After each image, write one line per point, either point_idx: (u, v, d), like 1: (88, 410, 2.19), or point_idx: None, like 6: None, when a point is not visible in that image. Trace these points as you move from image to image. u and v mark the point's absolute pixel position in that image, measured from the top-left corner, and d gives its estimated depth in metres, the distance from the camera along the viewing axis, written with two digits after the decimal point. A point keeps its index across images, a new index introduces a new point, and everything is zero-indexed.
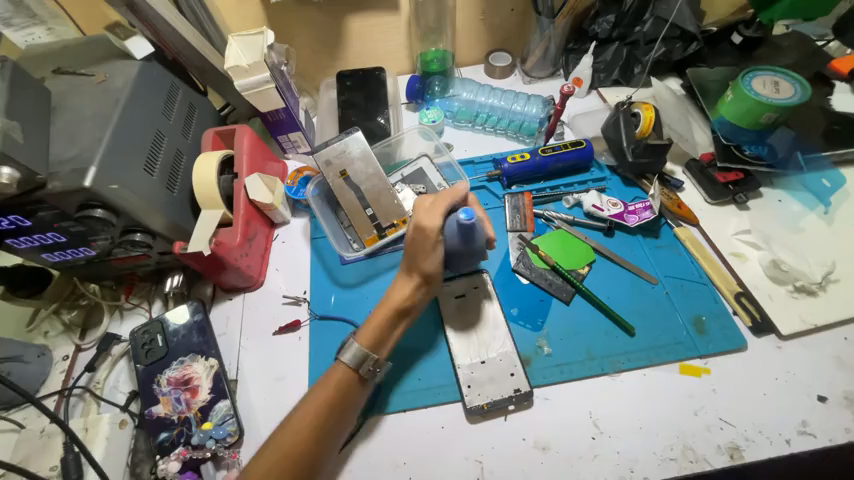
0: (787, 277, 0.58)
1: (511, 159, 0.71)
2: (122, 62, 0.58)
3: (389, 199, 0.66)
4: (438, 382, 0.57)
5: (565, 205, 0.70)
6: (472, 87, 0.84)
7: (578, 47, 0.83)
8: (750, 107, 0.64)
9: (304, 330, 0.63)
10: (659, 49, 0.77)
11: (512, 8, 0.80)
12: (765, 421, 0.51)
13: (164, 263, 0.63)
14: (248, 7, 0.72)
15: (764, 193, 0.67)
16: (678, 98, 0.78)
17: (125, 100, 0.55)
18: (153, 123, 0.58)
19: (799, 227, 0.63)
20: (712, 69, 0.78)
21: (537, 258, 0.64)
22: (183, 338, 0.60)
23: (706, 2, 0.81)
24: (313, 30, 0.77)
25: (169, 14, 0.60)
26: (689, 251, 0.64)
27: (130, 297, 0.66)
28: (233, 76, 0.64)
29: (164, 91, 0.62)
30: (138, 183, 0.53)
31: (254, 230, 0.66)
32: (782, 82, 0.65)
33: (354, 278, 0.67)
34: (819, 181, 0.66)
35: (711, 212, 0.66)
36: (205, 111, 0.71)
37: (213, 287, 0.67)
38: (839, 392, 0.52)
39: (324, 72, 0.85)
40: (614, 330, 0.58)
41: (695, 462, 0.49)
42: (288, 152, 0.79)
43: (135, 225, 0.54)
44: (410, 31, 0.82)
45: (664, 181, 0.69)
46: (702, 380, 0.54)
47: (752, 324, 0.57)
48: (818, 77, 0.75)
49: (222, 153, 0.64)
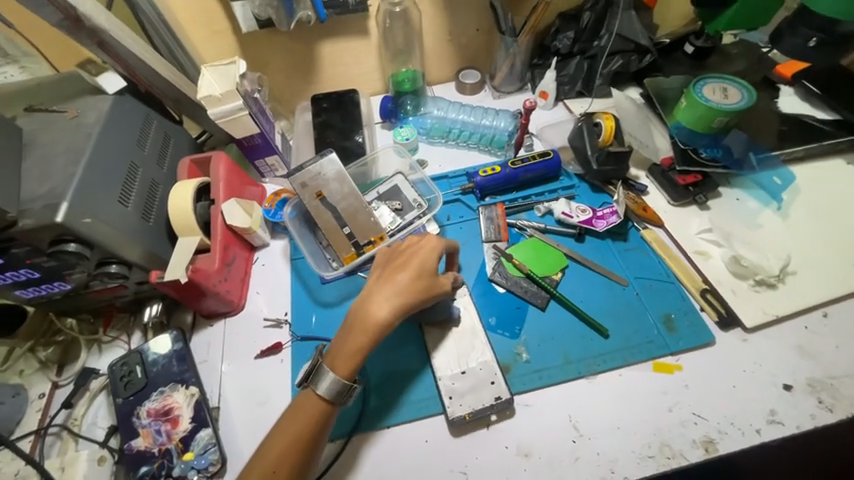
0: (747, 272, 0.61)
1: (483, 172, 0.73)
2: (94, 98, 0.60)
3: (365, 217, 0.67)
4: (422, 396, 0.57)
5: (537, 213, 0.73)
6: (443, 104, 0.88)
7: (543, 62, 0.87)
8: (702, 113, 0.68)
9: (286, 352, 0.63)
10: (617, 61, 0.81)
11: (476, 28, 0.84)
12: (736, 413, 0.52)
13: (142, 292, 0.63)
14: (220, 38, 0.74)
15: (722, 192, 0.71)
16: (638, 106, 0.81)
17: (97, 135, 0.56)
18: (127, 155, 0.59)
19: (756, 224, 0.67)
20: (669, 78, 0.82)
21: (512, 267, 0.66)
22: (163, 368, 0.60)
23: (659, 15, 0.87)
24: (285, 57, 0.79)
25: (140, 49, 0.61)
26: (657, 252, 0.66)
27: (108, 330, 0.66)
28: (206, 105, 0.65)
29: (138, 123, 0.63)
30: (112, 215, 0.53)
31: (233, 255, 0.67)
32: (730, 89, 0.69)
33: (334, 297, 0.67)
34: (771, 179, 0.70)
35: (674, 213, 0.69)
36: (181, 140, 0.72)
37: (193, 315, 0.67)
38: (803, 379, 0.54)
39: (299, 96, 0.87)
40: (588, 333, 0.60)
41: (672, 458, 0.50)
42: (265, 176, 0.81)
43: (110, 257, 0.55)
44: (381, 54, 0.84)
45: (629, 185, 0.72)
46: (674, 376, 0.56)
47: (718, 319, 0.59)
48: (765, 82, 0.80)
49: (198, 181, 0.65)
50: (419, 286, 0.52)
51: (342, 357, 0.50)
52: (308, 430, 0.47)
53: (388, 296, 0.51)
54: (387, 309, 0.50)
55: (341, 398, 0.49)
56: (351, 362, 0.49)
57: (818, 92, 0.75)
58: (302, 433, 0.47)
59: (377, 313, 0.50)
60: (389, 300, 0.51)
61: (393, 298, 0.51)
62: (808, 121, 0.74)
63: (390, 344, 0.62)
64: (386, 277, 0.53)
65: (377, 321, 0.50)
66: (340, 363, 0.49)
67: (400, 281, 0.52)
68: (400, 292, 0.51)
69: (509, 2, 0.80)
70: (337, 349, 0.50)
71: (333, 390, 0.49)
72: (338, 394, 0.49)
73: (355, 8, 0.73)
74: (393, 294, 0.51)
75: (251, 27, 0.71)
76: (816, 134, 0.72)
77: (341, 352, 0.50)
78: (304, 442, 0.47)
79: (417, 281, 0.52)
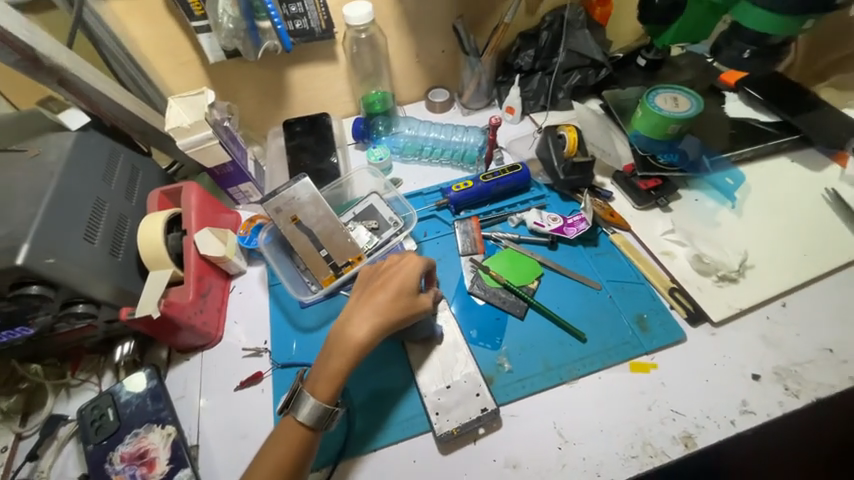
0: (710, 269, 0.64)
1: (456, 188, 0.75)
2: (56, 135, 0.59)
3: (342, 237, 0.67)
4: (408, 415, 0.57)
5: (510, 224, 0.75)
6: (414, 123, 0.90)
7: (507, 79, 0.91)
8: (656, 122, 0.73)
9: (266, 381, 0.62)
10: (576, 76, 0.86)
11: (442, 49, 0.87)
12: (711, 406, 0.54)
13: (113, 331, 0.61)
14: (187, 69, 0.74)
15: (682, 194, 0.75)
16: (599, 116, 0.85)
17: (60, 172, 0.55)
18: (93, 191, 0.58)
19: (715, 222, 0.71)
20: (626, 90, 0.87)
21: (489, 278, 0.68)
22: (137, 408, 0.57)
23: (611, 32, 0.93)
24: (255, 84, 0.80)
25: (103, 84, 0.61)
26: (625, 255, 0.69)
27: (77, 373, 0.63)
28: (175, 136, 0.65)
29: (104, 158, 0.62)
30: (77, 253, 0.52)
31: (209, 285, 0.65)
32: (680, 98, 0.74)
33: (314, 321, 0.67)
34: (724, 179, 0.75)
35: (639, 217, 0.72)
36: (151, 172, 0.71)
37: (168, 350, 0.65)
38: (769, 368, 0.57)
39: (271, 121, 0.88)
40: (566, 338, 0.62)
41: (655, 456, 0.51)
42: (239, 202, 0.80)
43: (77, 296, 0.53)
44: (351, 77, 0.86)
45: (595, 192, 0.76)
46: (651, 375, 0.58)
47: (687, 315, 0.62)
48: (712, 90, 0.86)
49: (168, 212, 0.64)
50: (398, 305, 0.52)
51: (322, 380, 0.49)
52: (290, 457, 0.47)
53: (367, 316, 0.51)
54: (366, 330, 0.51)
55: (323, 424, 0.49)
56: (331, 385, 0.49)
57: (761, 97, 0.80)
58: (283, 461, 0.46)
59: (356, 335, 0.50)
60: (368, 320, 0.51)
61: (372, 319, 0.51)
62: (753, 124, 0.79)
63: (374, 365, 0.61)
64: (365, 297, 0.53)
65: (356, 343, 0.50)
66: (321, 387, 0.49)
67: (379, 300, 0.52)
68: (379, 311, 0.52)
69: (471, 24, 0.84)
70: (317, 373, 0.50)
71: (314, 416, 0.48)
72: (319, 420, 0.48)
73: (322, 35, 0.74)
74: (372, 314, 0.51)
75: (219, 58, 0.71)
76: (761, 136, 0.78)
77: (321, 376, 0.50)
78: (285, 470, 0.46)
79: (396, 300, 0.53)
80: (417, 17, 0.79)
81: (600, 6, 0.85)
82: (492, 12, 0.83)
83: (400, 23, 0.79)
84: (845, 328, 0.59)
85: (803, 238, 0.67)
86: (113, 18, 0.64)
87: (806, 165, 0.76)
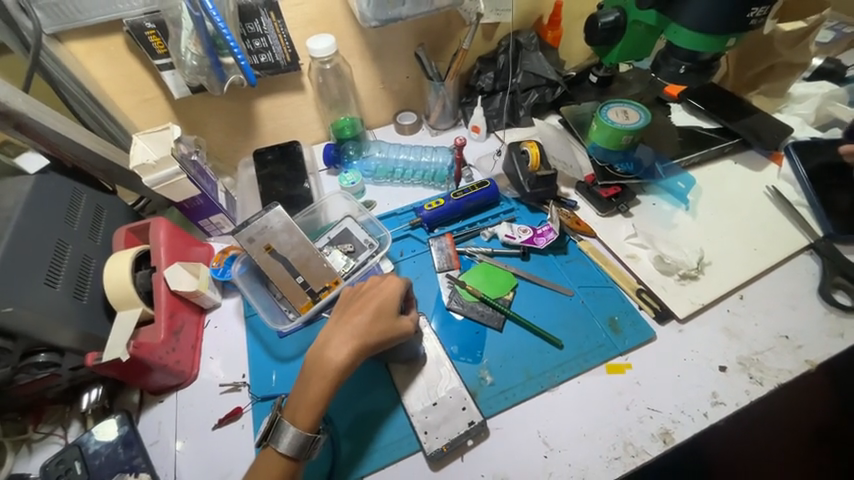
0: (672, 268, 0.68)
1: (429, 206, 0.76)
2: (14, 180, 0.57)
3: (318, 264, 0.67)
4: (395, 438, 0.56)
5: (484, 238, 0.77)
6: (384, 146, 0.92)
7: (471, 100, 0.95)
8: (610, 134, 0.77)
9: (246, 416, 0.60)
10: (534, 95, 0.91)
11: (406, 75, 0.90)
12: (685, 401, 0.57)
13: (79, 378, 0.58)
14: (153, 105, 0.74)
15: (641, 199, 0.79)
16: (559, 131, 0.90)
17: (18, 217, 0.53)
18: (54, 233, 0.56)
19: (673, 223, 0.75)
20: (581, 105, 0.93)
21: (466, 293, 0.69)
22: (107, 458, 0.54)
23: (563, 53, 1.01)
24: (223, 117, 0.81)
25: (62, 126, 0.60)
26: (594, 260, 0.72)
27: (40, 426, 0.60)
28: (141, 173, 0.64)
29: (65, 199, 0.61)
30: (36, 300, 0.50)
31: (181, 321, 0.64)
32: (629, 110, 0.79)
33: (294, 349, 0.66)
34: (677, 184, 0.80)
35: (603, 223, 0.76)
36: (116, 210, 0.70)
37: (140, 393, 0.62)
38: (734, 359, 0.60)
39: (241, 151, 0.88)
40: (545, 346, 0.63)
41: (636, 455, 0.53)
42: (212, 234, 0.80)
43: (39, 345, 0.51)
44: (319, 106, 0.88)
45: (561, 203, 0.79)
46: (626, 375, 0.60)
47: (656, 314, 0.65)
48: (658, 101, 0.93)
49: (136, 250, 0.62)
50: (377, 327, 0.52)
51: (303, 409, 0.48)
52: None
53: (345, 338, 0.51)
54: (345, 353, 0.50)
55: (304, 453, 0.48)
56: (312, 412, 0.48)
57: (701, 107, 0.87)
58: None
59: (335, 358, 0.49)
60: (346, 343, 0.50)
61: (351, 341, 0.51)
62: (698, 131, 0.86)
63: (358, 389, 0.61)
64: (344, 318, 0.53)
65: (334, 366, 0.49)
66: (301, 416, 0.48)
67: (357, 322, 0.52)
68: (358, 334, 0.51)
69: (431, 51, 0.88)
70: (297, 401, 0.49)
71: (295, 446, 0.47)
72: (301, 449, 0.47)
73: (287, 68, 0.76)
74: (351, 336, 0.51)
75: (184, 93, 0.72)
76: (707, 142, 0.84)
77: (301, 404, 0.48)
78: None
79: (375, 322, 0.53)
80: (380, 46, 0.82)
81: (550, 30, 0.91)
82: (450, 40, 0.88)
83: (364, 53, 0.82)
84: (796, 314, 0.63)
85: (752, 234, 0.72)
86: (73, 60, 0.64)
87: (748, 166, 0.82)
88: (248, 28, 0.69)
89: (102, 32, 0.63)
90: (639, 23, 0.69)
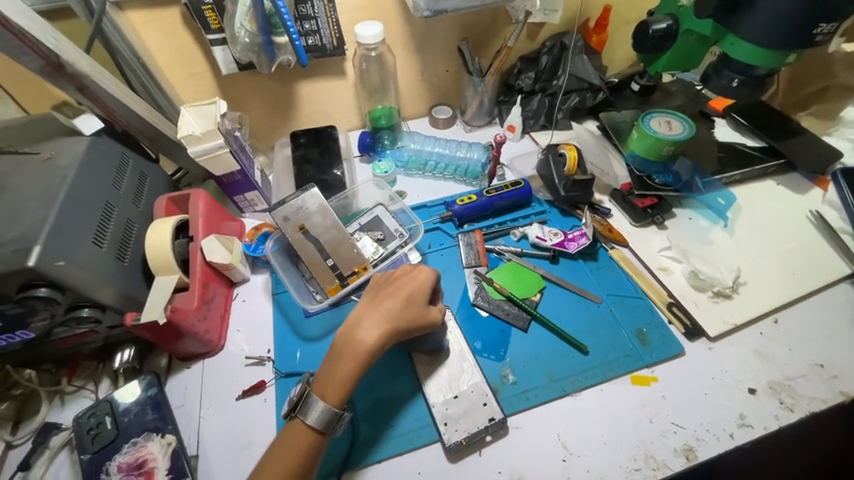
0: (705, 284, 0.67)
1: (460, 201, 0.76)
2: (70, 139, 0.59)
3: (349, 248, 0.68)
4: (414, 426, 0.57)
5: (513, 238, 0.77)
6: (418, 138, 0.92)
7: (508, 98, 0.94)
8: (652, 143, 0.76)
9: (269, 390, 0.61)
10: (574, 98, 0.90)
11: (447, 69, 0.90)
12: (711, 420, 0.56)
13: (113, 337, 0.60)
14: (200, 79, 0.76)
15: (677, 213, 0.78)
16: (596, 137, 0.89)
17: (73, 175, 0.55)
18: (103, 195, 0.58)
19: (709, 240, 0.74)
20: (621, 112, 0.91)
21: (493, 290, 0.69)
22: (135, 417, 0.56)
23: (606, 59, 0.99)
24: (265, 96, 0.82)
25: (119, 91, 0.62)
26: (624, 270, 0.71)
27: (74, 379, 0.62)
28: (186, 143, 0.65)
29: (114, 163, 0.62)
30: (86, 257, 0.52)
31: (213, 292, 0.65)
32: (672, 121, 0.78)
33: (318, 330, 0.67)
34: (716, 199, 0.78)
35: (636, 234, 0.75)
36: (157, 179, 0.71)
37: (168, 358, 0.64)
38: (765, 382, 0.59)
39: (278, 132, 0.90)
40: (568, 351, 0.63)
41: (657, 469, 0.52)
42: (245, 211, 0.81)
43: (83, 300, 0.53)
44: (358, 93, 0.88)
45: (594, 209, 0.78)
46: (651, 387, 0.59)
47: (685, 330, 0.64)
48: (701, 115, 0.91)
49: (177, 219, 0.64)
50: (408, 314, 0.53)
51: (332, 385, 0.49)
52: (299, 463, 0.46)
53: (376, 322, 0.51)
54: (375, 336, 0.50)
55: (331, 428, 0.49)
56: (341, 390, 0.49)
57: (746, 123, 0.86)
58: (294, 466, 0.46)
59: (365, 340, 0.50)
60: (377, 326, 0.51)
61: (382, 325, 0.51)
62: (741, 149, 0.83)
63: (380, 374, 0.61)
64: (375, 302, 0.54)
65: (365, 348, 0.50)
66: (331, 392, 0.49)
67: (388, 307, 0.52)
68: (388, 318, 0.52)
69: (475, 46, 0.88)
70: (326, 378, 0.50)
71: (323, 420, 0.48)
72: (328, 424, 0.48)
73: (333, 52, 0.77)
74: (382, 320, 0.51)
75: (232, 70, 0.73)
76: (749, 160, 0.82)
77: (331, 381, 0.49)
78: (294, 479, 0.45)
79: (406, 308, 0.53)
80: (424, 38, 0.82)
81: (596, 34, 0.90)
82: (494, 37, 0.87)
83: (408, 43, 0.82)
84: (833, 343, 0.62)
85: (791, 257, 0.70)
86: (131, 28, 0.66)
87: (791, 188, 0.80)
88: (300, 9, 0.69)
89: (161, 3, 0.64)
90: (693, 33, 0.67)
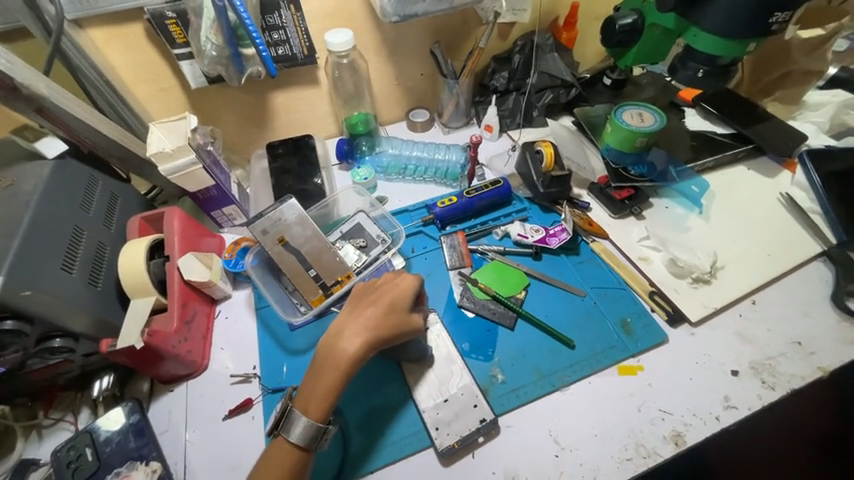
0: (684, 271, 0.68)
1: (442, 203, 0.76)
2: (33, 164, 0.57)
3: (330, 257, 0.67)
4: (406, 432, 0.56)
5: (496, 237, 0.77)
6: (396, 143, 0.92)
7: (484, 99, 0.95)
8: (625, 136, 0.78)
9: (257, 408, 0.60)
10: (548, 95, 0.91)
11: (421, 73, 0.90)
12: (698, 404, 0.56)
13: (91, 365, 0.58)
14: (170, 95, 0.74)
15: (654, 202, 0.79)
16: (572, 133, 0.90)
17: (36, 201, 0.53)
18: (71, 219, 0.56)
19: (686, 227, 0.75)
20: (595, 107, 0.93)
21: (478, 290, 0.69)
22: (117, 446, 0.55)
23: (577, 54, 1.01)
24: (238, 108, 0.81)
25: (82, 112, 0.60)
26: (606, 262, 0.72)
27: (50, 412, 0.60)
28: (157, 161, 0.64)
29: (82, 186, 0.61)
30: (54, 285, 0.50)
31: (193, 311, 0.64)
32: (643, 113, 0.79)
33: (304, 343, 0.66)
34: (690, 188, 0.80)
35: (615, 225, 0.76)
36: (129, 199, 0.69)
37: (150, 382, 0.62)
38: (747, 364, 0.60)
39: (253, 144, 0.88)
40: (556, 346, 0.63)
41: (648, 457, 0.53)
42: (224, 226, 0.80)
43: (54, 330, 0.51)
44: (333, 100, 0.88)
45: (573, 203, 0.79)
46: (638, 376, 0.60)
47: (668, 317, 0.65)
48: (672, 105, 0.93)
49: (151, 239, 0.62)
50: (390, 321, 0.52)
51: (315, 399, 0.48)
52: None
53: (357, 330, 0.51)
54: (357, 344, 0.50)
55: (316, 443, 0.48)
56: (324, 403, 0.48)
57: (715, 111, 0.87)
58: None
59: (348, 349, 0.49)
60: (359, 334, 0.50)
61: (363, 333, 0.50)
62: (712, 136, 0.86)
63: (370, 383, 0.60)
64: (356, 311, 0.53)
65: (347, 357, 0.49)
66: (314, 406, 0.48)
67: (369, 315, 0.52)
68: (370, 326, 0.51)
69: (448, 49, 0.88)
70: (309, 391, 0.49)
71: (307, 436, 0.47)
72: (312, 439, 0.47)
73: (304, 61, 0.76)
74: (363, 328, 0.51)
75: (201, 84, 0.72)
76: (720, 147, 0.84)
77: (314, 394, 0.48)
78: None
79: (388, 315, 0.53)
80: (396, 43, 0.82)
81: (566, 31, 0.90)
82: (466, 38, 0.88)
83: (380, 49, 0.82)
84: (809, 320, 0.63)
85: (765, 239, 0.72)
86: (92, 47, 0.64)
87: (761, 172, 0.82)
88: (267, 19, 0.69)
89: (122, 19, 0.63)
90: (658, 26, 0.68)
